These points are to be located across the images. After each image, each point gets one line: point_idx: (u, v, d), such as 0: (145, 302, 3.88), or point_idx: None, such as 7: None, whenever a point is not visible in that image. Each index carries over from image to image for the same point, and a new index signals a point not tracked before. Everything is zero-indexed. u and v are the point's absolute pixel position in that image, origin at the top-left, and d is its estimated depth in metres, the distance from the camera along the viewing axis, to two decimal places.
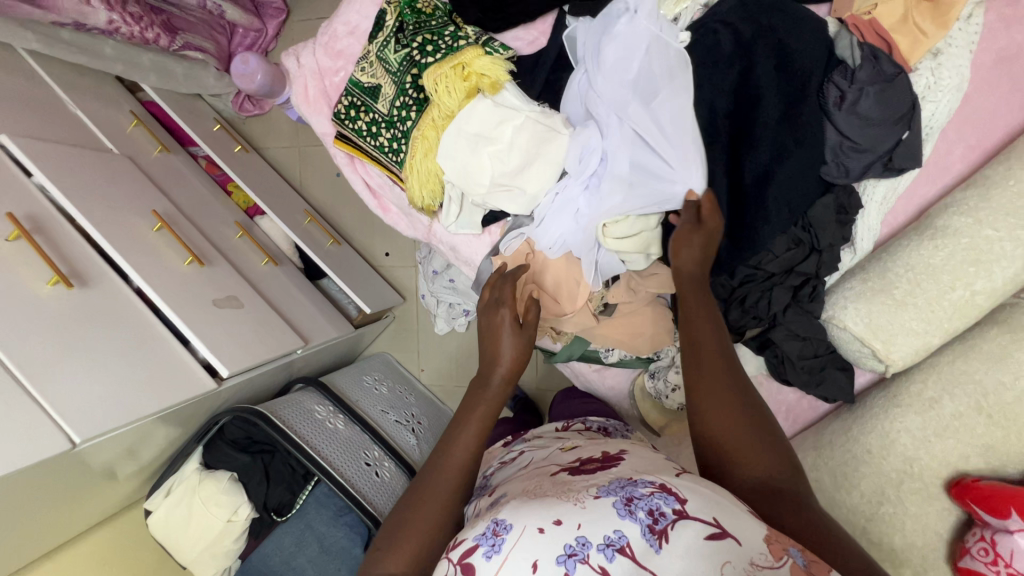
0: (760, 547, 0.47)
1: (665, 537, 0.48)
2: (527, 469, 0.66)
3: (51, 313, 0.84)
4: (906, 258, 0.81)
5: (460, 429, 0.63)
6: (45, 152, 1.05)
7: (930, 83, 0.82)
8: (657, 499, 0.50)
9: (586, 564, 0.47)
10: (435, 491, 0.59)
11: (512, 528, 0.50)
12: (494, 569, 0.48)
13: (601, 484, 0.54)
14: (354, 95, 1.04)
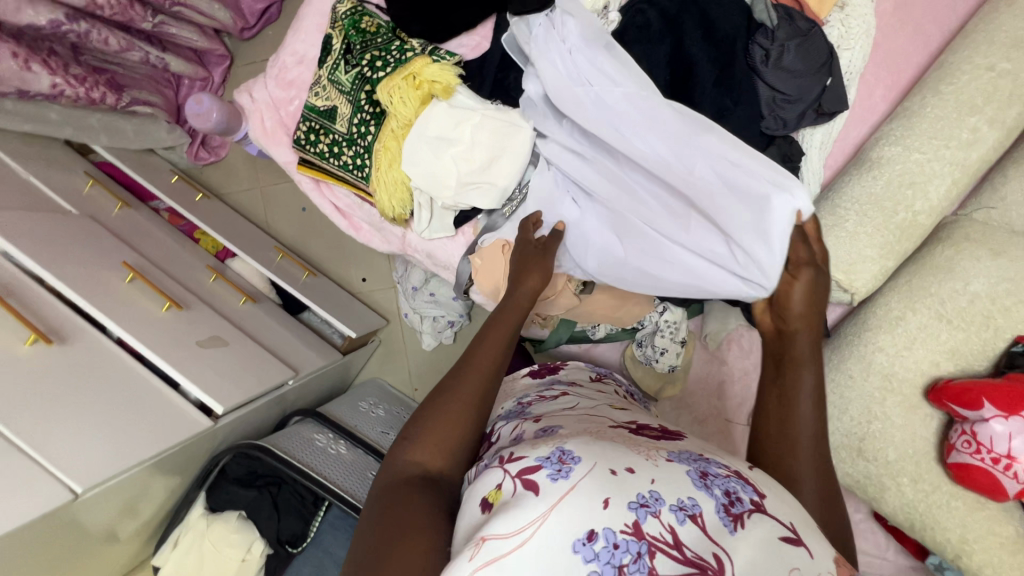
0: (826, 564, 0.45)
1: (740, 522, 0.45)
2: (578, 411, 0.69)
3: (33, 371, 0.83)
4: (849, 192, 0.87)
5: (495, 328, 0.67)
6: (4, 219, 1.04)
7: (842, 33, 0.89)
8: (732, 483, 0.49)
9: (656, 516, 0.44)
10: (473, 384, 0.62)
11: (581, 461, 0.48)
12: (562, 490, 0.46)
13: (671, 452, 0.53)
14: (311, 120, 1.06)
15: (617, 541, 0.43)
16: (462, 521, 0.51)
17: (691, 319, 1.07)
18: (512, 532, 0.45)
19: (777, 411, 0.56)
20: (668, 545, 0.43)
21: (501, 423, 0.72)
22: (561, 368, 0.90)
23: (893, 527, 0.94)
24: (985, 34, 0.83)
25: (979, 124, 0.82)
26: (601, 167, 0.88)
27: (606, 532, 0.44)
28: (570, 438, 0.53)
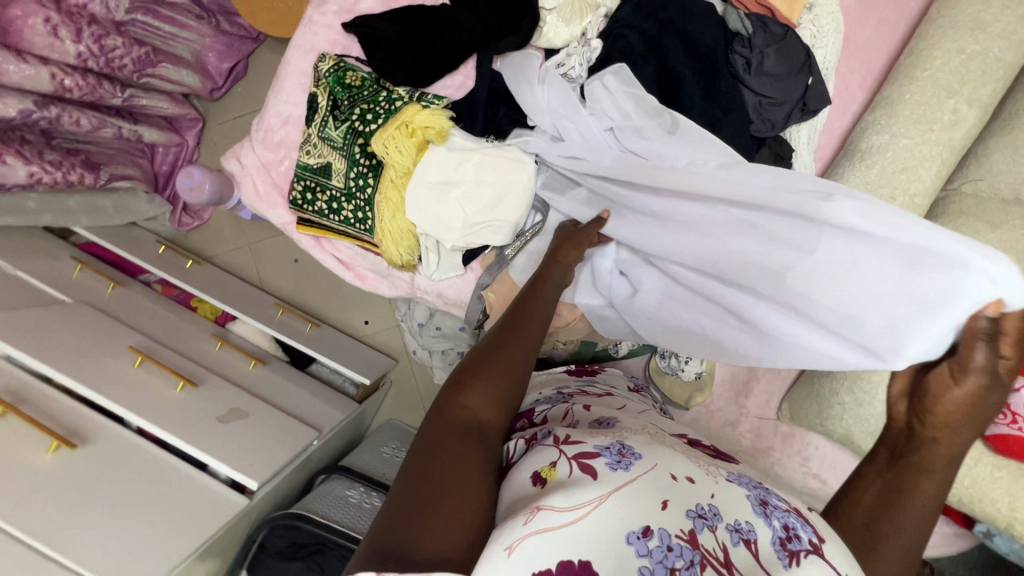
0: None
1: (796, 557, 0.47)
2: (629, 413, 0.73)
3: (60, 479, 0.80)
4: (846, 184, 0.90)
5: (541, 285, 0.73)
6: (3, 322, 1.01)
7: (815, 32, 0.93)
8: (792, 517, 0.50)
9: (711, 530, 0.47)
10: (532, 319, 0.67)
11: (643, 458, 0.52)
12: (622, 478, 0.49)
13: (732, 473, 0.55)
14: (306, 179, 1.06)
15: (671, 544, 0.45)
16: (508, 485, 0.52)
17: None
18: (570, 509, 0.46)
19: (876, 497, 0.54)
20: (720, 563, 0.45)
21: (542, 402, 0.76)
22: (598, 373, 0.93)
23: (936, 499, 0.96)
24: (951, 18, 0.87)
25: (960, 105, 0.85)
26: (673, 238, 0.82)
27: (661, 532, 0.46)
28: (631, 437, 0.56)
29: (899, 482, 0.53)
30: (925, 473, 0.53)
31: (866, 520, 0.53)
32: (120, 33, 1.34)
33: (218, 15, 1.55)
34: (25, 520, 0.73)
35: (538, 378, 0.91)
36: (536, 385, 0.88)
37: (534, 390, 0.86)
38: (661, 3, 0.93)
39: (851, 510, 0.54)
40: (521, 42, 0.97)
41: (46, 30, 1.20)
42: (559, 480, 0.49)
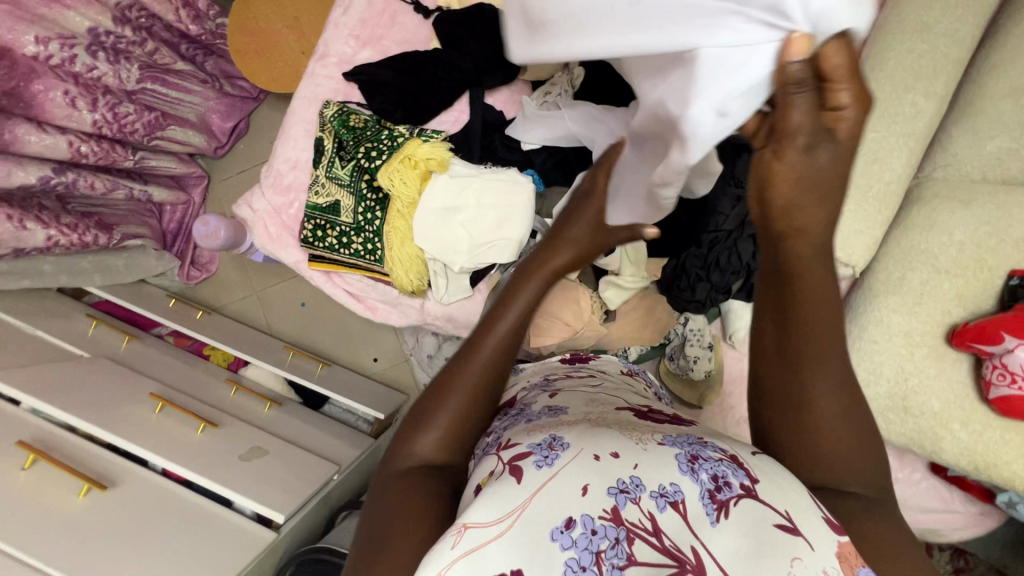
0: (831, 556, 0.44)
1: (725, 508, 0.46)
2: (591, 394, 0.72)
3: (92, 523, 0.81)
4: None
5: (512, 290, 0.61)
6: (30, 377, 1.04)
7: None
8: (723, 466, 0.48)
9: (636, 503, 0.45)
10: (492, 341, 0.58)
11: (569, 447, 0.49)
12: (545, 477, 0.46)
13: (668, 433, 0.53)
14: (316, 218, 1.11)
15: (595, 527, 0.43)
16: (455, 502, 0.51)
17: (711, 324, 1.13)
18: (489, 522, 0.43)
19: (774, 335, 0.52)
20: (647, 532, 0.44)
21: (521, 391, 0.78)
22: (591, 361, 0.91)
23: (953, 475, 0.99)
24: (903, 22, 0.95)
25: (917, 99, 0.92)
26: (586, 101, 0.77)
27: (584, 518, 0.43)
28: (564, 427, 0.53)
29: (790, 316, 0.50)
30: (800, 303, 0.50)
31: (779, 355, 0.52)
32: (131, 100, 1.42)
33: (221, 79, 1.65)
34: (62, 562, 0.74)
35: (535, 368, 0.89)
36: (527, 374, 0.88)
37: (524, 380, 0.85)
38: None
39: (767, 355, 0.53)
40: (510, 77, 1.08)
41: (64, 102, 1.27)
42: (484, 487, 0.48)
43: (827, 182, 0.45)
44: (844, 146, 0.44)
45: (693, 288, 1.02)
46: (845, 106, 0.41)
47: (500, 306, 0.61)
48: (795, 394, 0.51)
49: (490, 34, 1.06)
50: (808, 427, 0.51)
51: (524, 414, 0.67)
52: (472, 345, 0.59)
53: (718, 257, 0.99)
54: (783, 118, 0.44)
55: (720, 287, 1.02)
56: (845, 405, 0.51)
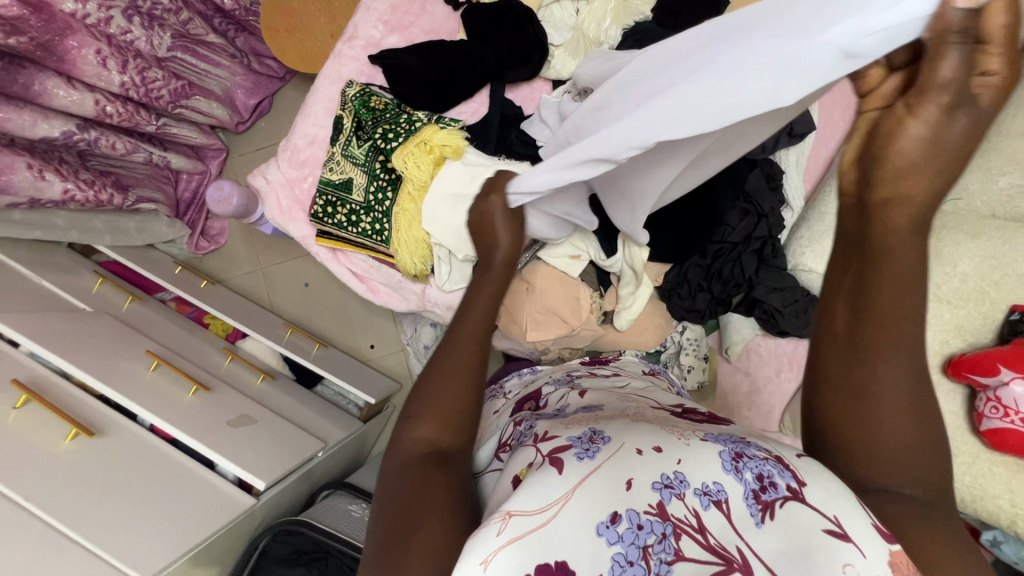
0: (883, 567, 0.43)
1: (769, 509, 0.47)
2: (621, 393, 0.73)
3: (76, 467, 0.81)
4: (832, 199, 0.98)
5: (474, 303, 0.65)
6: (32, 323, 1.05)
7: None
8: (768, 466, 0.50)
9: (680, 498, 0.47)
10: (469, 339, 0.63)
11: (609, 442, 0.53)
12: (587, 469, 0.49)
13: (711, 432, 0.55)
14: (327, 194, 1.12)
15: (641, 522, 0.45)
16: (496, 496, 0.53)
17: (708, 336, 1.14)
18: (535, 510, 0.45)
19: (847, 316, 0.49)
20: (693, 529, 0.45)
21: (549, 386, 0.78)
22: (611, 363, 0.92)
23: None
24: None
25: None
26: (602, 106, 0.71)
27: (629, 513, 0.46)
28: (604, 424, 0.56)
29: (865, 295, 0.48)
30: (887, 287, 0.47)
31: (848, 339, 0.49)
32: (160, 67, 1.44)
33: (250, 56, 1.69)
34: (42, 501, 0.75)
35: (553, 367, 0.90)
36: (549, 372, 0.87)
37: (546, 377, 0.86)
38: (655, 37, 1.03)
39: (835, 335, 0.50)
40: (531, 74, 1.10)
41: (95, 61, 1.27)
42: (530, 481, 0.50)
43: (951, 152, 0.43)
44: (981, 117, 0.42)
45: (694, 297, 1.03)
46: (995, 71, 0.40)
47: (469, 306, 0.65)
48: (861, 380, 0.49)
49: (516, 30, 1.07)
50: (874, 422, 0.48)
51: (559, 411, 0.67)
52: (453, 348, 0.62)
53: (721, 269, 1.01)
54: (931, 69, 0.42)
55: (720, 298, 1.03)
56: (916, 407, 0.48)
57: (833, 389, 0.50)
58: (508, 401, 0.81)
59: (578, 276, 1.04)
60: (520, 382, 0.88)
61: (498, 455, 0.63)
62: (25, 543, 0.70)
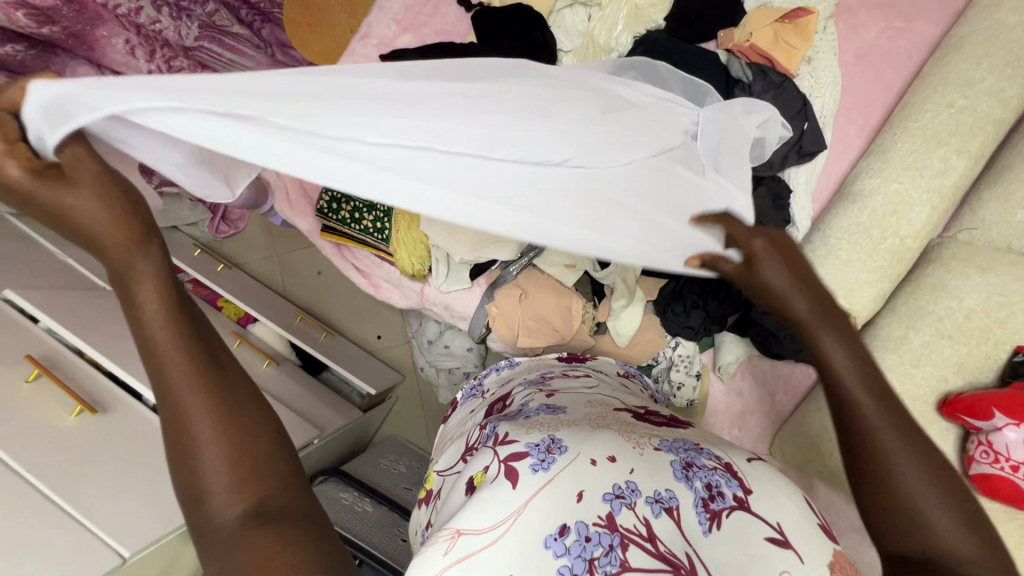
0: (822, 567, 0.49)
1: (716, 518, 0.51)
2: (588, 394, 0.72)
3: (77, 442, 0.86)
4: (838, 222, 0.95)
5: (146, 314, 0.43)
6: (52, 300, 1.10)
7: (812, 84, 1.00)
8: (717, 476, 0.54)
9: (631, 509, 0.49)
10: (173, 362, 0.43)
11: (565, 451, 0.52)
12: (541, 482, 0.49)
13: (664, 439, 0.58)
14: (333, 190, 1.15)
15: (589, 534, 0.47)
16: (451, 503, 0.54)
17: (703, 353, 1.11)
18: (486, 528, 0.46)
19: (836, 421, 0.51)
20: (642, 538, 0.48)
21: (520, 387, 0.77)
22: (588, 361, 0.92)
23: None
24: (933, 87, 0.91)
25: (948, 154, 0.90)
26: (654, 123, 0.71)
27: (578, 526, 0.47)
28: (563, 428, 0.56)
29: (848, 395, 0.49)
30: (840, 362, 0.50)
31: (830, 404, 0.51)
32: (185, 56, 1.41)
33: None
34: (44, 472, 0.79)
35: (530, 360, 0.90)
36: (525, 369, 0.87)
37: (520, 376, 0.85)
38: (666, 49, 1.01)
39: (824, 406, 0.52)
40: None
41: (125, 50, 1.32)
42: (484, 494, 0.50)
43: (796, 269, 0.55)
44: (781, 268, 0.55)
45: (688, 313, 1.01)
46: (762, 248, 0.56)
47: (154, 361, 0.43)
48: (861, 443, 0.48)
49: (524, 38, 1.07)
50: (894, 483, 0.46)
51: (521, 410, 0.67)
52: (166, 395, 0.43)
53: (719, 287, 0.98)
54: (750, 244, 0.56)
55: (715, 317, 1.00)
56: (926, 463, 0.47)
57: (860, 487, 0.48)
58: (483, 401, 0.81)
59: (573, 285, 1.06)
60: (498, 378, 0.88)
61: (462, 458, 0.64)
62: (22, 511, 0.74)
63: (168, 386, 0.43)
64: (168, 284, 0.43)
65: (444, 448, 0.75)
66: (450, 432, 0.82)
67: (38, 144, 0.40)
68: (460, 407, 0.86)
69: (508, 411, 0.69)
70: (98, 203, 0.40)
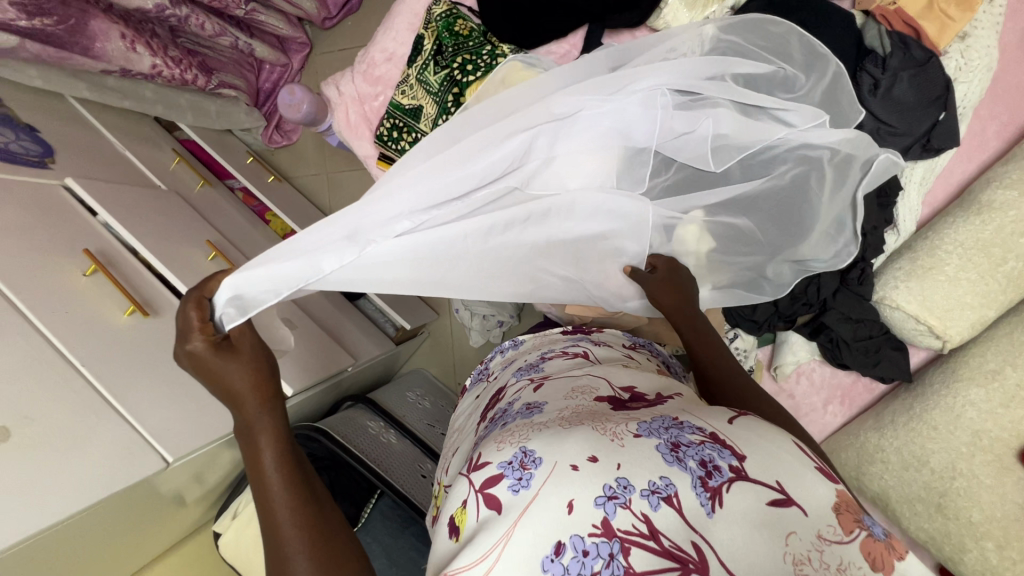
0: (828, 520, 0.45)
1: (718, 494, 0.44)
2: (575, 375, 0.68)
3: (126, 341, 0.88)
4: (952, 234, 0.84)
5: (259, 468, 0.51)
6: (109, 194, 1.10)
7: (961, 65, 0.85)
8: (708, 450, 0.47)
9: (626, 508, 0.44)
10: (273, 507, 0.49)
11: (541, 463, 0.48)
12: (522, 502, 0.46)
13: (642, 420, 0.51)
14: (395, 117, 1.09)
15: (586, 548, 0.43)
16: (437, 551, 0.51)
17: (762, 347, 1.06)
18: (472, 564, 0.44)
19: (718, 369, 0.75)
20: (643, 537, 0.42)
21: (513, 379, 0.75)
22: (593, 333, 0.90)
23: None
24: None
25: None
26: (694, 135, 0.77)
27: (573, 541, 0.43)
28: (535, 435, 0.52)
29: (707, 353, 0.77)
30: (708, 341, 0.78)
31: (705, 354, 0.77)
32: None
33: None
34: (95, 367, 0.81)
35: (534, 338, 0.88)
36: (529, 348, 0.85)
37: (523, 358, 0.83)
38: (795, 2, 0.87)
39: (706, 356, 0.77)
40: (636, 21, 0.94)
41: None
42: (469, 527, 0.48)
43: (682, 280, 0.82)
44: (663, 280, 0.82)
45: (755, 305, 0.94)
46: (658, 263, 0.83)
47: (266, 514, 0.49)
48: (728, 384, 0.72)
49: None
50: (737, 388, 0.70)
51: (505, 414, 0.64)
52: (269, 535, 0.48)
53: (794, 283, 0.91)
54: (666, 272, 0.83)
55: (783, 314, 0.94)
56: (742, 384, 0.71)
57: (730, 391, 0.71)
58: (488, 388, 0.80)
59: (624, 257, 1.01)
60: (502, 360, 0.87)
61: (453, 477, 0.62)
62: (73, 405, 0.76)
63: (274, 530, 0.48)
64: (283, 441, 0.52)
65: (450, 451, 0.73)
66: (459, 420, 0.80)
67: (218, 321, 0.54)
68: (469, 394, 0.86)
69: (497, 414, 0.67)
70: (241, 373, 0.53)
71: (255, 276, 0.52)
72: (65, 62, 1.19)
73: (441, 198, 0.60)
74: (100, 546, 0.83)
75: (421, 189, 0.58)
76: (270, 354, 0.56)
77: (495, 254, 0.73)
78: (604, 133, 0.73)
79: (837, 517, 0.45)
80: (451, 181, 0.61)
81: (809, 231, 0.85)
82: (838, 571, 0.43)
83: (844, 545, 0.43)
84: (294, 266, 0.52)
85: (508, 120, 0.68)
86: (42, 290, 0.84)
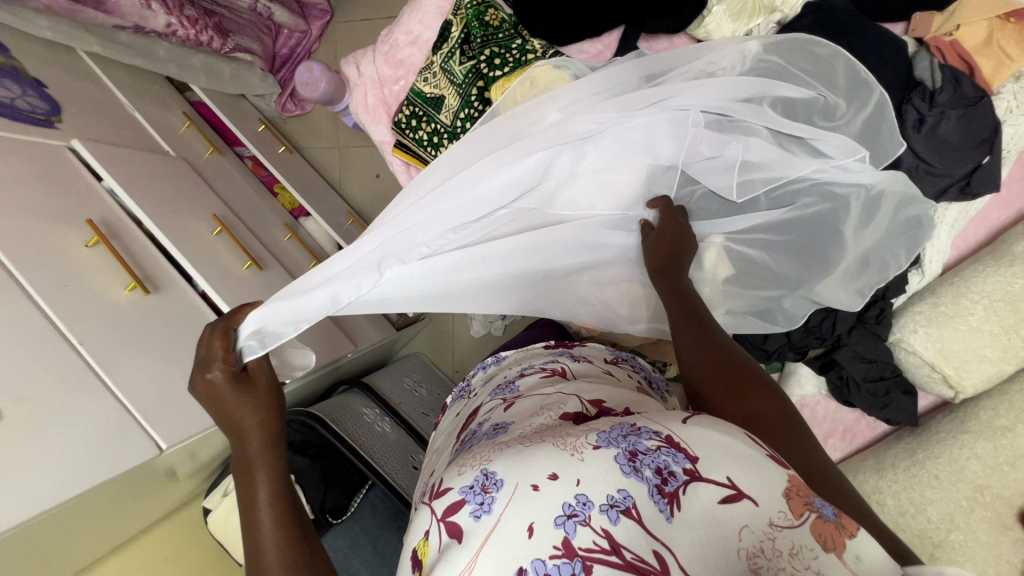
0: (777, 505, 0.43)
1: (674, 500, 0.43)
2: (551, 390, 0.65)
3: (124, 318, 0.86)
4: (981, 285, 0.82)
5: (252, 496, 0.50)
6: (116, 158, 1.07)
7: (1012, 107, 0.81)
8: (663, 456, 0.45)
9: (586, 525, 0.41)
10: (259, 534, 0.48)
11: (502, 486, 0.44)
12: (484, 529, 0.43)
13: (601, 430, 0.48)
14: (416, 105, 1.05)
15: (546, 571, 0.40)
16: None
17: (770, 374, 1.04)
18: None
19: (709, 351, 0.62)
20: (605, 552, 0.40)
21: (488, 398, 0.73)
22: (575, 347, 0.87)
23: None
24: None
25: None
26: (723, 157, 0.74)
27: (535, 565, 0.40)
28: (498, 456, 0.48)
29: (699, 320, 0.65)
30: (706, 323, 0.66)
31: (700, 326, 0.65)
32: None
33: None
34: (91, 344, 0.80)
35: (517, 352, 0.87)
36: (511, 364, 0.83)
37: (504, 374, 0.81)
38: (846, 23, 0.82)
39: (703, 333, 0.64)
40: (676, 28, 0.90)
41: None
42: (432, 557, 0.45)
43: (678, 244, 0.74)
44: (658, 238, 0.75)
45: (767, 335, 0.91)
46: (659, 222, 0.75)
47: (253, 540, 0.48)
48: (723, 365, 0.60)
49: None
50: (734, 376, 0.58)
51: (474, 436, 0.63)
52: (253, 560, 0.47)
53: (811, 317, 0.88)
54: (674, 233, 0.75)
55: (794, 346, 0.91)
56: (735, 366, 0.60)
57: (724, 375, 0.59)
58: (470, 404, 0.79)
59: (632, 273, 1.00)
60: (484, 376, 0.86)
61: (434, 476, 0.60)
62: (67, 383, 0.75)
63: (259, 558, 0.47)
64: (276, 471, 0.52)
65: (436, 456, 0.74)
66: (439, 440, 0.79)
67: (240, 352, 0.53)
68: (451, 412, 0.84)
69: (469, 435, 0.65)
70: (252, 408, 0.53)
71: (283, 307, 0.51)
72: (76, 15, 1.14)
73: (462, 221, 0.61)
74: (89, 520, 0.83)
75: (445, 212, 0.59)
76: (282, 393, 0.56)
77: (507, 266, 0.73)
78: (627, 151, 0.72)
79: (787, 498, 0.43)
80: (472, 205, 0.61)
81: (831, 267, 0.81)
82: (792, 556, 0.40)
83: (794, 529, 0.41)
84: (320, 294, 0.52)
85: (527, 137, 0.65)
86: (42, 260, 0.81)
